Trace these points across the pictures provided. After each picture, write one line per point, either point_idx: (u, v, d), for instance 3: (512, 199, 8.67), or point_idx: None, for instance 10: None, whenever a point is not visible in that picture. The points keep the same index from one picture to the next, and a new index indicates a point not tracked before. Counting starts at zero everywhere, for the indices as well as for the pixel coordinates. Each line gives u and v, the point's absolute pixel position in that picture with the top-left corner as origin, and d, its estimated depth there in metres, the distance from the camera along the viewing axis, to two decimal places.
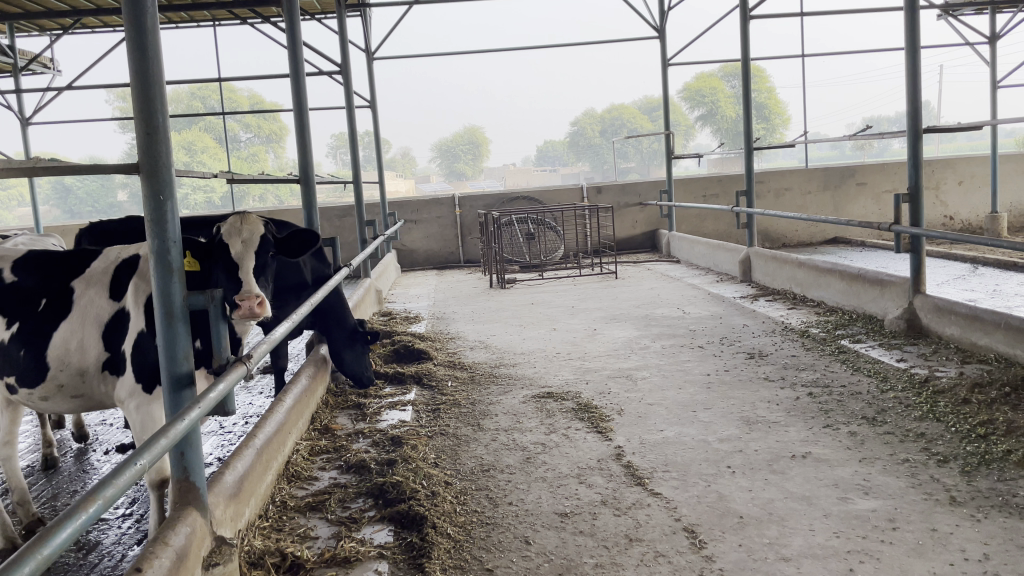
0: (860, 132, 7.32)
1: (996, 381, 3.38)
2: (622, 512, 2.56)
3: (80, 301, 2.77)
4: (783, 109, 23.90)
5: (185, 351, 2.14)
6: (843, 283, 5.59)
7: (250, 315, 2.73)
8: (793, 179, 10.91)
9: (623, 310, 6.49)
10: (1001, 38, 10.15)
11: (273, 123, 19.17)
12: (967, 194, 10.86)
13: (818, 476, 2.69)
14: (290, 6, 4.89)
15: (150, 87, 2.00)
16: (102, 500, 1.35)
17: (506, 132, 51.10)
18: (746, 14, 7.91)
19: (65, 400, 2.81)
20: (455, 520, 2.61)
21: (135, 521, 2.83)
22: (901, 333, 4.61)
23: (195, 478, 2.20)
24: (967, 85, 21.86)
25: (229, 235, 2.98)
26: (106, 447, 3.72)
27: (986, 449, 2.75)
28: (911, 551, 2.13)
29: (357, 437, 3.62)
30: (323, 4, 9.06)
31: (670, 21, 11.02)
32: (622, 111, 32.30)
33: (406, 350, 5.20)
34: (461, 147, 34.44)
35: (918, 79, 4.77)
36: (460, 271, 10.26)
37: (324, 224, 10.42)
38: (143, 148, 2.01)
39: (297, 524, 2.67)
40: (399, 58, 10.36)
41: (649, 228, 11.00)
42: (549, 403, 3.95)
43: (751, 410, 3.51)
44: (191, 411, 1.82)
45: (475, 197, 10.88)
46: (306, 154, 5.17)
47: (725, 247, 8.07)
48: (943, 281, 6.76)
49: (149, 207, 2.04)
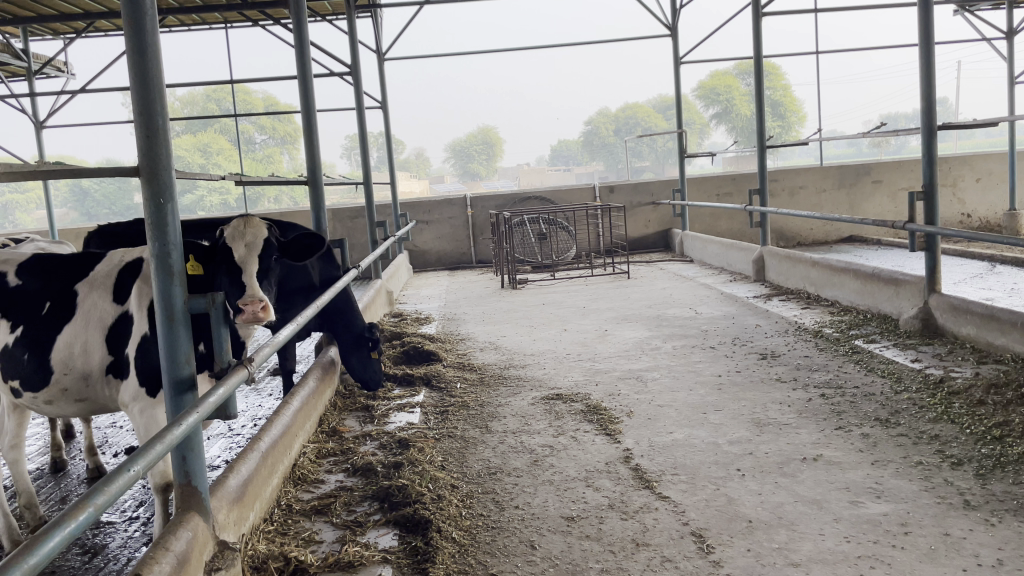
0: (875, 130, 7.21)
1: (1012, 381, 3.31)
2: (629, 516, 2.52)
3: (83, 305, 2.78)
4: (799, 107, 23.68)
5: (186, 354, 2.13)
6: (857, 282, 5.51)
7: (253, 319, 2.72)
8: (808, 177, 10.81)
9: (634, 310, 6.44)
10: (1018, 33, 9.99)
11: (287, 125, 19.25)
12: (985, 191, 10.71)
13: (830, 479, 2.64)
14: (297, 8, 4.89)
15: (149, 90, 1.99)
16: (94, 507, 1.32)
17: (519, 131, 51.02)
18: (758, 11, 7.83)
19: (70, 404, 2.82)
20: (460, 524, 2.59)
21: (141, 525, 2.83)
22: (916, 332, 4.53)
23: (197, 483, 2.19)
24: (986, 82, 21.57)
25: (231, 238, 2.97)
26: (114, 449, 3.73)
27: (1002, 451, 2.69)
28: (923, 556, 2.08)
29: (365, 439, 3.61)
30: (334, 6, 9.06)
31: (682, 19, 10.93)
32: (636, 109, 32.17)
33: (415, 351, 5.19)
34: (475, 148, 34.38)
35: (932, 75, 4.70)
36: (472, 271, 10.23)
37: (336, 225, 10.44)
38: (143, 150, 2.00)
39: (301, 528, 2.66)
40: (411, 59, 10.35)
41: (661, 228, 10.94)
42: (558, 404, 3.92)
43: (761, 412, 3.46)
44: (190, 416, 1.79)
45: (487, 197, 10.87)
46: (314, 155, 5.17)
47: (739, 246, 8.00)
48: (959, 279, 6.67)
49: (149, 212, 2.03)
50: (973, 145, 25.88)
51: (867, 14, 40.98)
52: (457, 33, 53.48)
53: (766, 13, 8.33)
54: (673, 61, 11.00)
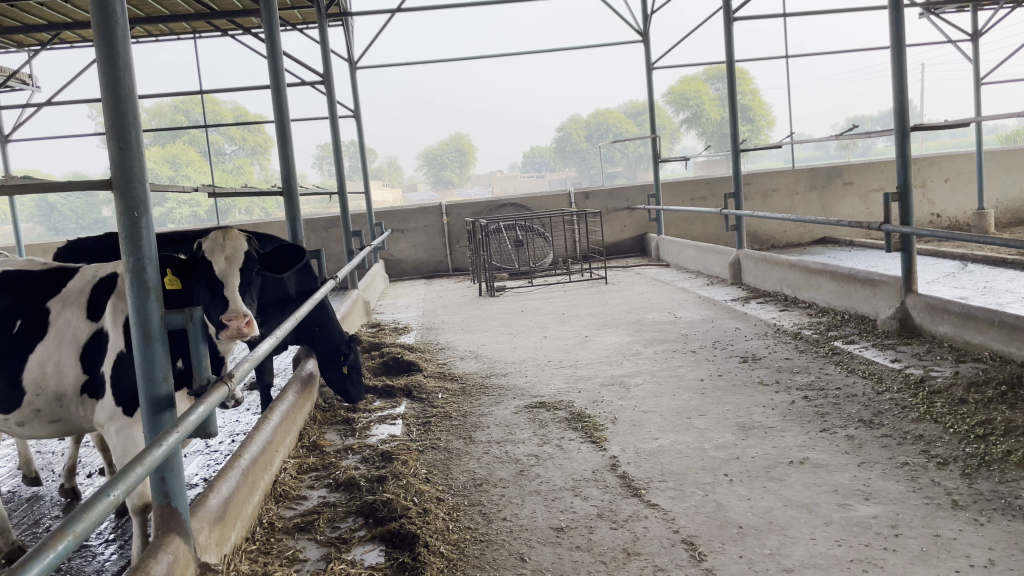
0: (847, 132, 7.28)
1: (992, 379, 3.35)
2: (619, 525, 2.50)
3: (56, 323, 2.70)
4: (768, 111, 24.08)
5: (163, 372, 2.07)
6: (834, 284, 5.56)
7: (237, 334, 2.64)
8: (780, 180, 10.91)
9: (614, 315, 6.44)
10: (983, 35, 10.15)
11: (258, 135, 19.04)
12: (954, 191, 10.90)
13: (818, 482, 2.64)
14: (268, 17, 4.82)
15: (121, 102, 1.93)
16: (74, 535, 1.26)
17: (491, 138, 50.84)
18: (730, 16, 7.90)
19: (43, 425, 2.74)
20: (448, 538, 2.55)
21: (119, 547, 2.75)
22: (894, 332, 4.58)
23: (177, 504, 2.13)
24: (950, 85, 22.05)
25: (211, 251, 2.90)
26: (88, 469, 3.65)
27: (986, 450, 2.72)
28: (915, 558, 2.08)
29: (347, 453, 3.55)
30: (304, 14, 8.99)
31: (653, 24, 11.00)
32: (608, 115, 32.47)
33: (395, 363, 5.13)
34: (447, 155, 34.33)
35: (904, 81, 4.76)
36: (448, 280, 10.18)
37: (310, 236, 10.33)
38: (116, 162, 1.95)
39: (285, 547, 2.60)
40: (383, 68, 10.27)
41: (637, 233, 10.98)
42: (541, 413, 3.89)
43: (747, 415, 3.46)
44: (170, 436, 1.73)
45: (462, 205, 10.81)
46: (289, 166, 5.09)
47: (715, 250, 8.04)
48: (933, 278, 6.77)
49: (123, 225, 1.98)
50: (937, 146, 26.38)
51: (833, 20, 41.75)
52: (427, 41, 53.34)
53: (736, 18, 8.39)
54: (646, 67, 11.05)
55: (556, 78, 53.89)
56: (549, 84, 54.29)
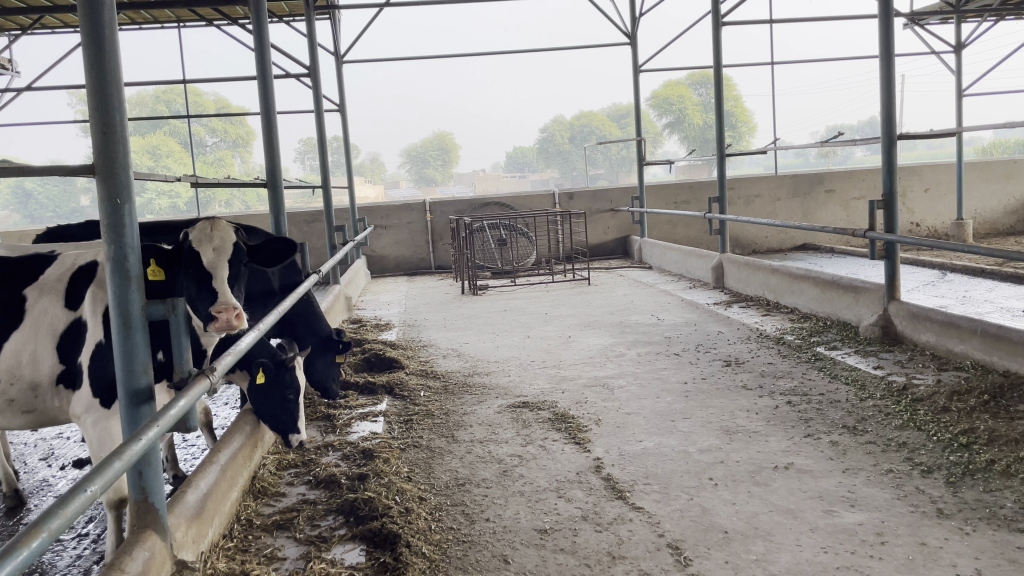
0: (832, 139, 7.32)
1: (974, 388, 3.38)
2: (603, 527, 2.48)
3: (33, 310, 2.62)
4: (750, 117, 24.25)
5: (143, 364, 2.02)
6: (817, 290, 5.60)
7: (226, 327, 2.59)
8: (763, 185, 10.99)
9: (597, 316, 6.43)
10: (966, 46, 10.25)
11: (240, 127, 18.83)
12: (933, 201, 11.03)
13: (803, 488, 2.63)
14: (256, 7, 4.74)
15: (106, 85, 1.88)
16: (47, 533, 1.20)
17: (475, 136, 50.74)
18: (720, 21, 7.93)
19: (17, 416, 2.65)
20: (430, 538, 2.51)
21: (92, 542, 2.69)
22: (876, 339, 4.61)
23: (154, 499, 2.08)
24: (931, 97, 22.34)
25: (199, 241, 2.82)
26: (62, 461, 3.60)
27: (970, 458, 2.73)
28: (901, 566, 2.07)
29: (327, 450, 3.49)
30: (292, 7, 8.89)
31: (641, 27, 10.98)
32: (591, 118, 32.66)
33: (377, 359, 5.09)
34: (430, 153, 34.23)
35: (892, 91, 4.77)
36: (431, 277, 10.11)
37: (292, 230, 10.24)
38: (98, 148, 1.89)
39: (263, 544, 2.55)
40: (370, 63, 10.16)
41: (620, 235, 10.99)
42: (524, 413, 3.86)
43: (730, 419, 3.46)
44: (148, 430, 1.67)
45: (446, 202, 10.73)
46: (273, 159, 5.00)
47: (699, 254, 8.05)
48: (913, 287, 6.84)
49: (105, 213, 1.92)
50: (919, 154, 26.61)
51: (814, 32, 42.38)
52: (413, 37, 53.01)
53: (726, 23, 8.41)
54: (633, 69, 11.04)
55: (542, 77, 53.87)
56: (532, 83, 54.08)
